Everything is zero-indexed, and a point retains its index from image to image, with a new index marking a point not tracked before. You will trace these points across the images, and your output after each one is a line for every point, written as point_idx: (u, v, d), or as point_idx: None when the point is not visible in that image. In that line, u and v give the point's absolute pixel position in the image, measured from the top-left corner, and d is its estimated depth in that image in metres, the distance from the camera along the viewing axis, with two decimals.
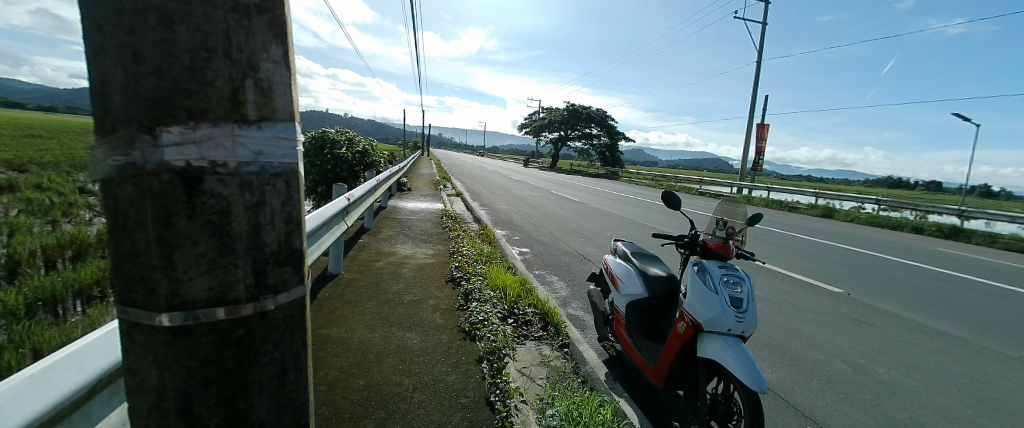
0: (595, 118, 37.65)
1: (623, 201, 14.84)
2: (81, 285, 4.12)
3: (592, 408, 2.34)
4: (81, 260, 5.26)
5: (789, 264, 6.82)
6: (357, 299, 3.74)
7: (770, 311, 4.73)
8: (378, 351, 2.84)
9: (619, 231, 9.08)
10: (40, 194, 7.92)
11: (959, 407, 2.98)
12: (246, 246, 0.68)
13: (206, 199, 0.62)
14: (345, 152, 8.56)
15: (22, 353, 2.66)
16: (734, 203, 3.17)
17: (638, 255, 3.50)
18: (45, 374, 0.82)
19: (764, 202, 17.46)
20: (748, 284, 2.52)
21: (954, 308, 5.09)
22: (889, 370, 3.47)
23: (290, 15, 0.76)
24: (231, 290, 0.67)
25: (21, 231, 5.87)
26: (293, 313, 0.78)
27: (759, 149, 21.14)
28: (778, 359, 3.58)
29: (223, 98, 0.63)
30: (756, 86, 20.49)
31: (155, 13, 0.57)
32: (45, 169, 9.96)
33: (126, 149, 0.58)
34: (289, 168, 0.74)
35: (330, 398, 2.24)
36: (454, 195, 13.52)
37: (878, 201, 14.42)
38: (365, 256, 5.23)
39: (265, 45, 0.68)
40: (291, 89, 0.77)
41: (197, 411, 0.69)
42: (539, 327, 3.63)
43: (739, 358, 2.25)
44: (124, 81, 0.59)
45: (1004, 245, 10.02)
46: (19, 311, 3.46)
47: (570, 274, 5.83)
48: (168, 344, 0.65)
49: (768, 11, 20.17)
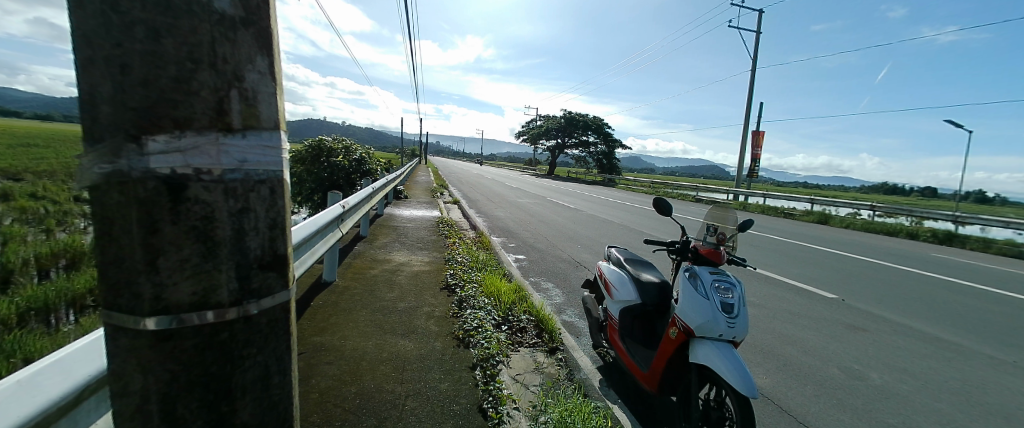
0: (592, 126, 37.89)
1: (620, 209, 14.89)
2: (74, 295, 4.07)
3: (585, 414, 2.34)
4: (74, 270, 5.20)
5: (784, 270, 6.86)
6: (351, 306, 3.74)
7: (764, 316, 4.75)
8: (372, 359, 2.82)
9: (614, 237, 9.10)
10: (35, 203, 7.86)
11: (953, 411, 3.00)
12: (230, 251, 0.69)
13: (191, 205, 0.64)
14: (342, 160, 8.60)
15: (13, 363, 2.65)
16: (725, 209, 3.18)
17: (631, 262, 3.51)
18: (34, 380, 0.83)
19: (761, 208, 17.57)
20: (739, 290, 2.53)
21: (948, 313, 5.12)
22: (883, 375, 3.48)
23: (276, 26, 0.80)
24: (215, 295, 0.69)
25: (14, 240, 5.82)
26: (277, 317, 0.80)
27: (756, 157, 21.32)
28: (771, 365, 3.58)
29: (208, 108, 0.66)
30: (750, 96, 20.80)
31: (143, 26, 0.60)
32: (39, 178, 9.90)
33: (112, 158, 0.59)
34: (274, 175, 0.76)
35: (321, 406, 2.22)
36: (450, 203, 13.49)
37: (873, 207, 14.55)
38: (360, 263, 5.22)
39: (251, 57, 0.72)
40: (278, 99, 0.80)
41: (179, 413, 0.70)
42: (534, 334, 3.63)
43: (730, 363, 2.26)
44: (112, 92, 0.61)
45: (997, 251, 10.10)
46: (10, 321, 3.44)
47: (565, 281, 5.84)
48: (151, 348, 0.66)
49: (761, 19, 20.55)
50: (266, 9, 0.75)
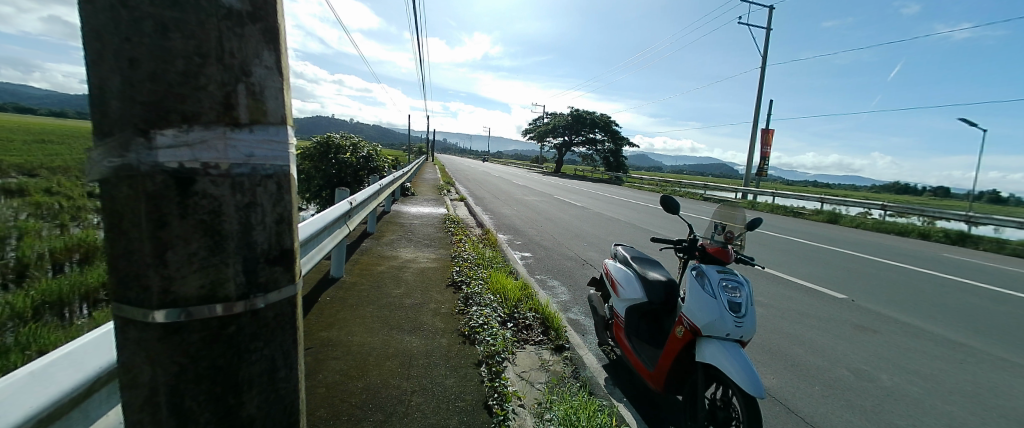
0: (599, 123, 37.66)
1: (627, 207, 14.82)
2: (88, 289, 4.15)
3: (590, 411, 2.33)
4: (88, 264, 5.30)
5: (793, 270, 6.78)
6: (359, 302, 3.77)
7: (772, 316, 4.70)
8: (379, 354, 2.85)
9: (621, 236, 9.05)
10: (50, 198, 8.01)
11: (964, 414, 2.95)
12: (237, 245, 0.70)
13: (199, 199, 0.64)
14: (349, 156, 8.64)
15: (28, 355, 2.71)
16: (733, 208, 3.15)
17: (638, 260, 3.48)
18: (46, 371, 0.84)
19: (769, 207, 17.38)
20: (747, 289, 2.50)
21: (962, 315, 5.02)
22: (893, 377, 3.43)
23: (283, 20, 0.79)
24: (222, 288, 0.69)
25: (30, 235, 5.95)
26: (283, 311, 0.80)
27: (765, 155, 21.06)
28: (779, 365, 3.55)
29: (215, 102, 0.66)
30: (759, 94, 20.55)
31: (152, 21, 0.60)
32: (55, 174, 10.09)
33: (122, 152, 0.60)
34: (280, 170, 0.76)
35: (327, 400, 2.25)
36: (456, 200, 13.53)
37: (885, 206, 14.30)
38: (367, 260, 5.25)
39: (258, 51, 0.71)
40: (284, 93, 0.79)
41: (188, 406, 0.71)
42: (540, 331, 3.63)
43: (738, 362, 2.23)
44: (121, 87, 0.61)
45: (1013, 252, 9.88)
46: (26, 313, 3.52)
47: (571, 279, 5.83)
48: (160, 340, 0.67)
49: (771, 16, 20.30)
50: (273, 4, 0.75)
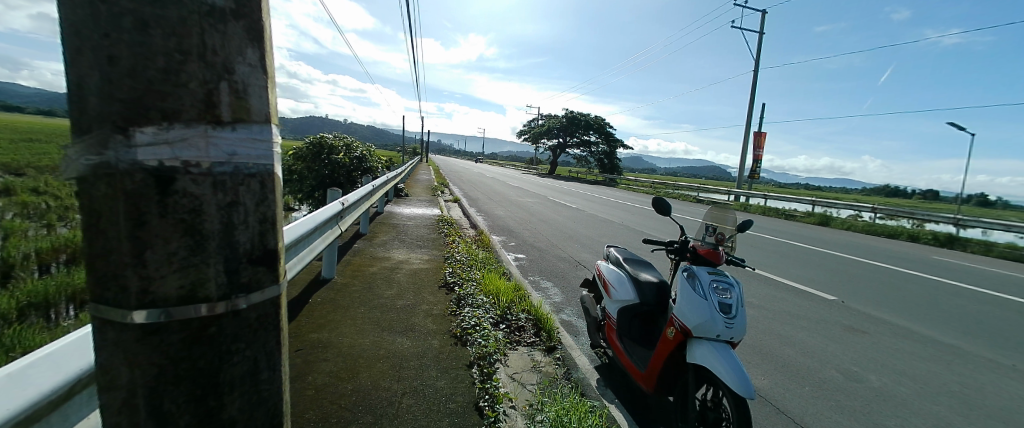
0: (594, 125, 37.82)
1: (621, 208, 14.87)
2: (74, 290, 4.08)
3: (581, 413, 2.34)
4: (75, 265, 5.21)
5: (784, 271, 6.86)
6: (350, 303, 3.74)
7: (764, 317, 4.75)
8: (369, 355, 2.83)
9: (615, 237, 9.08)
10: (36, 198, 7.86)
11: (950, 414, 3.00)
12: (218, 244, 0.69)
13: (178, 198, 0.63)
14: (342, 157, 8.58)
15: (12, 357, 2.66)
16: (724, 209, 3.17)
17: (630, 262, 3.50)
18: (25, 372, 0.83)
19: (762, 209, 17.56)
20: (738, 291, 2.52)
21: (948, 316, 5.10)
22: (882, 378, 3.47)
23: (267, 18, 0.79)
24: (203, 289, 0.68)
25: (16, 235, 5.83)
26: (266, 312, 0.79)
27: (757, 158, 21.27)
28: (770, 366, 3.58)
29: (196, 100, 0.65)
30: (752, 98, 20.77)
31: (131, 17, 0.59)
32: (41, 172, 9.90)
33: (99, 149, 0.59)
34: (264, 169, 0.76)
35: (317, 403, 2.22)
36: (451, 202, 13.49)
37: (875, 208, 14.50)
38: (360, 261, 5.22)
39: (241, 49, 0.71)
40: (268, 91, 0.79)
41: (167, 408, 0.70)
42: (532, 332, 3.63)
43: (728, 363, 2.25)
44: (99, 83, 0.60)
45: (998, 254, 10.07)
46: (10, 315, 3.45)
47: (564, 280, 5.84)
48: (138, 341, 0.66)
49: (764, 20, 20.54)
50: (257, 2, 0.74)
